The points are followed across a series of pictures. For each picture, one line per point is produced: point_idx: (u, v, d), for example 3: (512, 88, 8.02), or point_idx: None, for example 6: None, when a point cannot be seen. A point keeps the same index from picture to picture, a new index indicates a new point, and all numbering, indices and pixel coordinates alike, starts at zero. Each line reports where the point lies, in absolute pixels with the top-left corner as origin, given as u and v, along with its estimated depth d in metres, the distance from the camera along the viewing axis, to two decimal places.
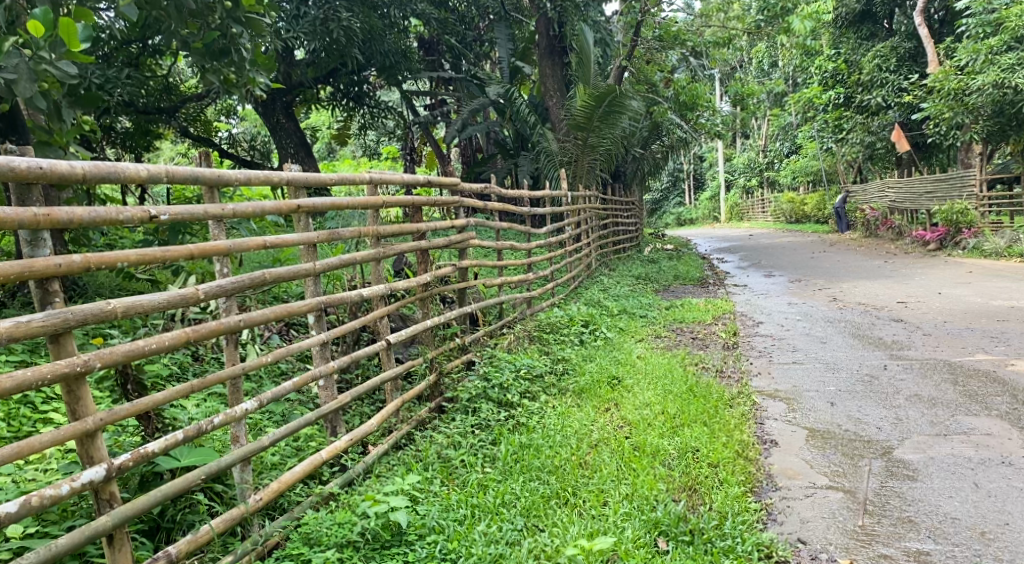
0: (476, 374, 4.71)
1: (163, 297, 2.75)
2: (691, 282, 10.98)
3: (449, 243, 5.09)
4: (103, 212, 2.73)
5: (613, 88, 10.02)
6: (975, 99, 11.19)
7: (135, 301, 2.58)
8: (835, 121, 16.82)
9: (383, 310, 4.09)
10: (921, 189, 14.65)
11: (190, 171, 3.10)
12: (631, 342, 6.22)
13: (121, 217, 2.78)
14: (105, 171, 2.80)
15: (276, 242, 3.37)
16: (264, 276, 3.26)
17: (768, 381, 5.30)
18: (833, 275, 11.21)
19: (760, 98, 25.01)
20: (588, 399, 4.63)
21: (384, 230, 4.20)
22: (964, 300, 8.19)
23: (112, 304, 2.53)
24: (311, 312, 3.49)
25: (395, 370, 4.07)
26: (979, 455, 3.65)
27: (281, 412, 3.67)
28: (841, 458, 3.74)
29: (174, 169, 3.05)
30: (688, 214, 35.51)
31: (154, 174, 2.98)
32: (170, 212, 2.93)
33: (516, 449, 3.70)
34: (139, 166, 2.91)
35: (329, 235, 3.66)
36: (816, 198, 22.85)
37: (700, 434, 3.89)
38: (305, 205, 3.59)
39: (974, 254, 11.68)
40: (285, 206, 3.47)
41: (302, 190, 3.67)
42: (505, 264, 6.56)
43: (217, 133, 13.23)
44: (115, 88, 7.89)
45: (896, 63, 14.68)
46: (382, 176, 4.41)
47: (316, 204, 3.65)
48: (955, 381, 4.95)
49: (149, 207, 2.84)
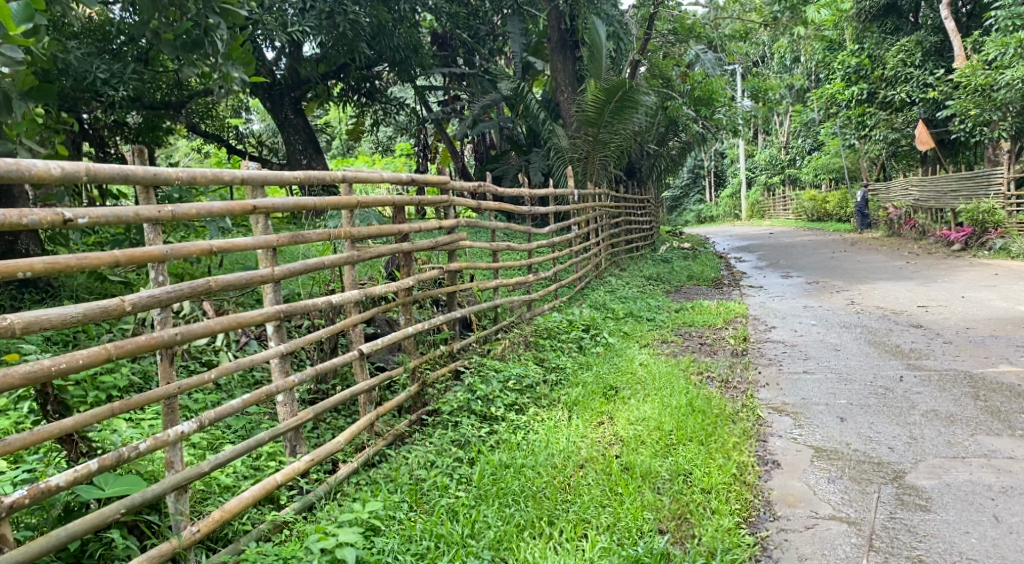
0: (462, 384, 4.45)
1: (76, 310, 2.55)
2: (704, 282, 10.65)
3: (435, 245, 4.82)
4: (4, 215, 2.47)
5: (623, 82, 9.72)
6: (1003, 95, 10.76)
7: (38, 316, 2.41)
8: (858, 117, 16.37)
9: (354, 318, 3.82)
10: (946, 186, 14.20)
11: (118, 170, 2.84)
12: (634, 349, 5.94)
13: (26, 221, 2.52)
14: (5, 170, 2.54)
15: (224, 247, 3.12)
16: (210, 283, 3.01)
17: (775, 393, 5.00)
18: (853, 276, 10.84)
19: (781, 93, 24.52)
20: (579, 412, 4.37)
21: (359, 231, 3.93)
22: (990, 305, 7.81)
23: (9, 319, 2.35)
24: (267, 321, 3.25)
25: (368, 382, 3.82)
26: (1000, 482, 3.34)
27: (245, 426, 3.47)
28: (847, 483, 3.44)
29: (98, 167, 2.79)
30: (708, 211, 34.94)
31: (72, 172, 2.72)
32: (90, 215, 2.67)
33: (493, 469, 3.44)
34: (50, 163, 2.65)
35: (290, 237, 3.40)
36: (838, 197, 22.38)
37: (695, 455, 3.62)
38: (263, 205, 3.34)
39: (1001, 254, 11.26)
40: (236, 206, 3.22)
41: (259, 189, 3.42)
42: (502, 266, 6.31)
43: (227, 130, 13.10)
44: (121, 84, 7.64)
45: (921, 58, 14.25)
46: (359, 174, 4.14)
47: (274, 204, 3.39)
48: (976, 396, 4.62)
49: (62, 210, 2.59)
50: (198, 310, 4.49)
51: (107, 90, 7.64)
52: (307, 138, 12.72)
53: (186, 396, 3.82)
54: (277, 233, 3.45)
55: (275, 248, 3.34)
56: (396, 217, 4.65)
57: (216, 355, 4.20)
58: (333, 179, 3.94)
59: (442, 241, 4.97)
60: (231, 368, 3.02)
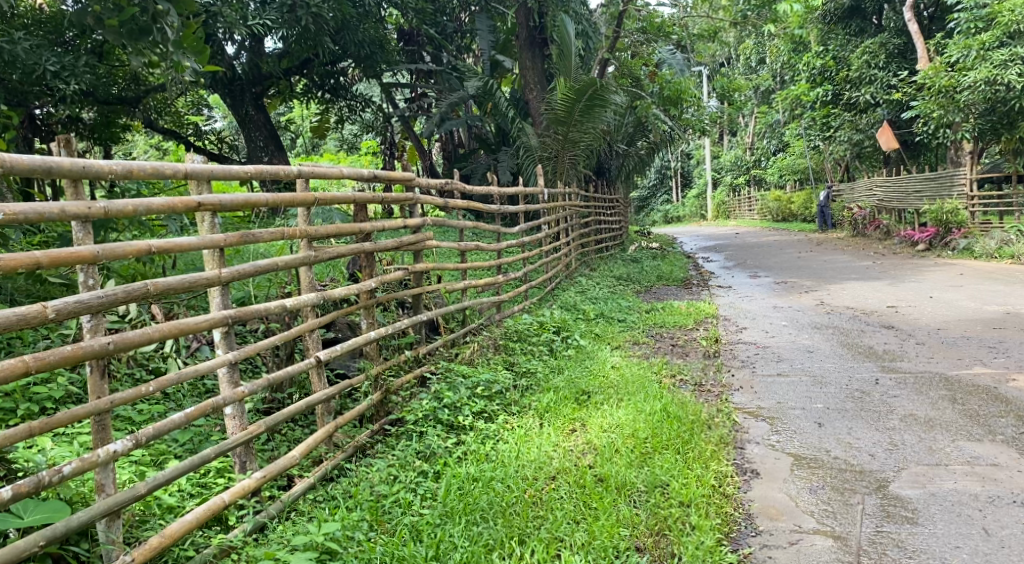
0: (427, 392, 4.25)
1: None
2: (674, 283, 10.55)
3: (399, 245, 4.59)
4: None
5: (593, 81, 9.58)
6: (966, 97, 10.79)
7: None
8: (823, 118, 16.45)
9: (311, 323, 3.59)
10: (911, 187, 14.30)
11: (41, 161, 2.59)
12: (606, 351, 5.79)
13: None
14: None
15: (163, 247, 2.89)
16: (148, 288, 2.78)
17: (750, 396, 4.87)
18: (821, 276, 10.81)
19: (747, 94, 24.65)
20: (551, 419, 4.19)
21: (316, 230, 3.69)
22: (958, 305, 7.79)
23: None
24: (213, 328, 3.01)
25: (326, 392, 3.60)
26: (987, 491, 3.23)
27: (193, 440, 3.25)
28: (830, 494, 3.31)
29: (17, 158, 2.54)
30: (675, 211, 35.01)
31: None
32: (6, 213, 2.44)
33: (460, 483, 3.25)
34: None
35: (238, 237, 3.16)
36: (803, 197, 22.53)
37: (672, 464, 3.46)
38: (208, 202, 3.09)
39: (965, 255, 11.33)
40: (179, 203, 2.97)
41: (205, 184, 3.17)
42: (469, 267, 6.11)
43: (186, 126, 12.73)
44: (73, 77, 7.26)
45: (885, 60, 14.31)
46: (316, 169, 3.89)
47: (221, 200, 3.15)
48: (954, 399, 4.53)
49: None
50: (146, 313, 4.24)
51: (56, 83, 7.25)
52: (268, 135, 12.38)
53: (129, 406, 3.56)
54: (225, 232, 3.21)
55: (222, 248, 3.10)
56: (358, 216, 4.41)
57: (164, 362, 3.94)
58: (289, 174, 3.70)
59: (407, 240, 4.74)
60: (171, 380, 2.78)
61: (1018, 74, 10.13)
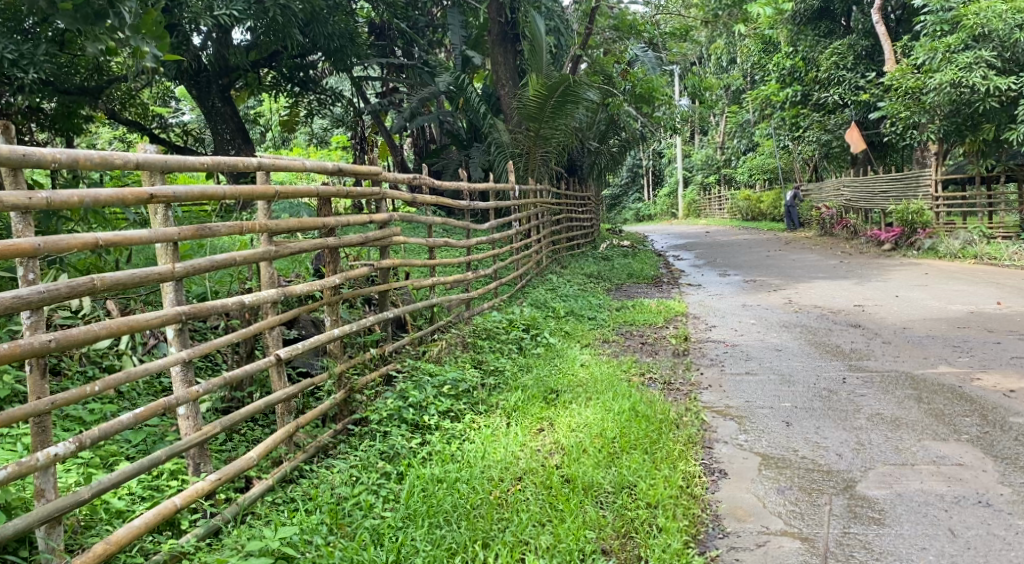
0: (393, 391, 4.16)
1: None
2: (644, 281, 10.55)
3: (364, 241, 4.49)
4: None
5: (565, 77, 9.53)
6: (932, 99, 10.93)
7: None
8: (793, 119, 16.60)
9: (271, 320, 3.49)
10: (877, 187, 14.47)
11: None
12: (575, 349, 5.74)
13: None
14: None
15: (111, 240, 2.77)
16: (96, 282, 2.66)
17: (719, 395, 4.85)
18: (789, 274, 10.91)
19: (717, 93, 24.79)
20: (518, 418, 4.13)
21: (278, 224, 3.58)
22: (923, 305, 7.88)
23: None
24: (167, 325, 2.89)
25: (287, 391, 3.51)
26: (952, 491, 3.23)
27: (146, 441, 3.13)
28: (798, 494, 3.29)
29: None
30: (646, 210, 35.18)
31: None
32: None
33: (423, 484, 3.18)
34: None
35: (194, 230, 3.04)
36: (772, 196, 22.74)
37: (640, 465, 3.42)
38: (161, 193, 2.98)
39: (929, 255, 11.49)
40: (129, 194, 2.86)
41: (158, 175, 3.06)
42: (437, 263, 6.02)
43: (151, 118, 12.47)
44: (31, 66, 7.02)
45: (853, 61, 14.47)
46: (276, 161, 3.77)
47: (175, 192, 3.04)
48: (920, 398, 4.55)
49: None
50: (101, 310, 4.09)
51: (15, 72, 7.02)
52: (235, 128, 12.16)
53: (80, 404, 3.43)
54: (179, 225, 3.09)
55: (176, 242, 2.99)
56: (321, 210, 4.29)
57: (118, 359, 3.80)
58: (248, 166, 3.58)
59: (373, 236, 4.64)
60: (119, 380, 2.66)
61: (982, 77, 10.26)
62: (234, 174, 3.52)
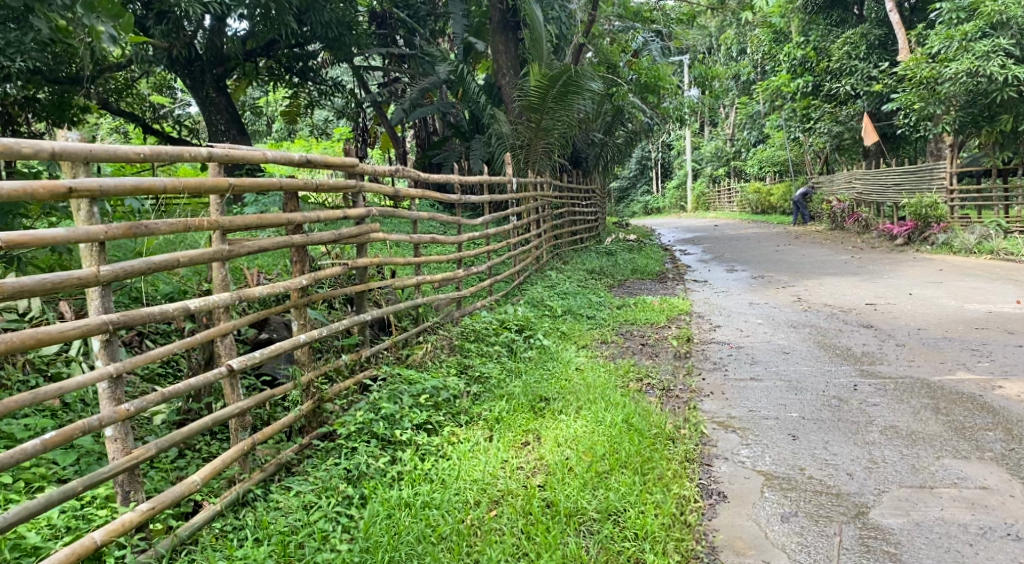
0: (366, 401, 3.85)
1: None
2: (648, 277, 10.22)
3: (338, 237, 4.16)
4: None
5: (568, 67, 9.21)
6: (947, 89, 10.49)
7: None
8: (803, 110, 16.15)
9: (224, 326, 3.21)
10: (890, 180, 14.04)
11: None
12: (570, 351, 5.42)
13: None
14: None
15: (17, 240, 2.50)
16: None
17: (721, 404, 4.51)
18: (798, 270, 10.52)
19: (726, 84, 24.30)
20: (502, 430, 3.81)
21: (231, 221, 3.28)
22: (938, 303, 7.51)
23: None
24: (89, 335, 2.63)
25: (240, 404, 3.23)
26: (977, 521, 2.94)
27: (83, 461, 2.89)
28: (804, 522, 3.00)
29: None
30: (655, 203, 34.70)
31: None
32: None
33: (387, 511, 2.91)
34: None
35: (125, 228, 2.78)
36: (782, 189, 22.27)
37: (629, 487, 3.13)
38: (81, 186, 2.68)
39: (943, 249, 11.07)
40: (41, 187, 2.57)
41: (81, 165, 2.76)
42: (424, 261, 5.68)
43: (146, 109, 12.20)
44: (18, 54, 6.65)
45: (865, 51, 14.03)
46: (234, 150, 3.45)
47: (100, 184, 2.74)
48: (936, 408, 4.22)
49: None
50: (53, 310, 3.81)
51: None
52: (230, 118, 11.85)
53: (19, 419, 3.17)
54: (107, 222, 2.80)
55: (101, 241, 2.71)
56: (289, 204, 3.97)
57: (66, 367, 3.53)
58: (196, 156, 3.20)
59: (347, 232, 4.30)
60: (24, 401, 2.45)
61: (1000, 66, 9.84)
62: (180, 163, 3.13)
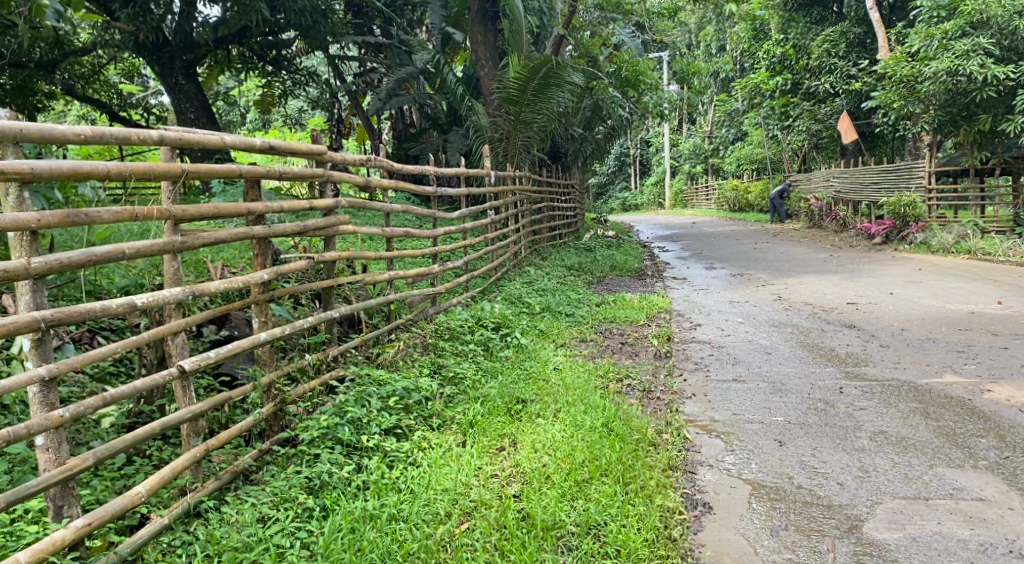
0: (331, 403, 3.62)
1: None
2: (628, 274, 10.05)
3: (304, 229, 3.92)
4: None
5: (548, 59, 8.97)
6: (927, 88, 10.40)
7: None
8: (781, 108, 16.07)
9: (175, 324, 2.97)
10: (868, 179, 14.01)
11: None
12: (548, 350, 5.22)
13: None
14: None
15: None
16: None
17: (704, 407, 4.33)
18: (777, 268, 10.40)
19: (705, 81, 24.19)
20: (475, 435, 3.60)
21: (184, 210, 3.04)
22: (919, 303, 7.41)
23: None
24: (18, 334, 2.39)
25: (193, 408, 2.99)
26: (976, 537, 2.82)
27: (17, 472, 2.65)
28: (794, 537, 2.85)
29: None
30: (633, 200, 34.62)
31: None
32: None
33: (350, 526, 2.70)
34: None
35: (61, 216, 2.54)
36: (760, 187, 22.23)
37: (610, 500, 2.94)
38: (9, 168, 2.45)
39: (921, 249, 11.01)
40: None
41: (12, 146, 2.52)
42: (396, 255, 5.44)
43: (113, 96, 11.77)
44: None
45: (845, 49, 13.96)
46: (190, 133, 3.20)
47: (31, 167, 2.51)
48: (926, 412, 4.09)
49: None
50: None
51: None
52: (200, 106, 11.46)
53: None
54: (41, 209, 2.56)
55: (32, 230, 2.47)
56: (252, 193, 3.72)
57: (6, 365, 3.26)
58: (144, 139, 2.95)
59: (314, 224, 4.06)
60: None
61: (980, 65, 9.78)
62: (127, 146, 2.89)
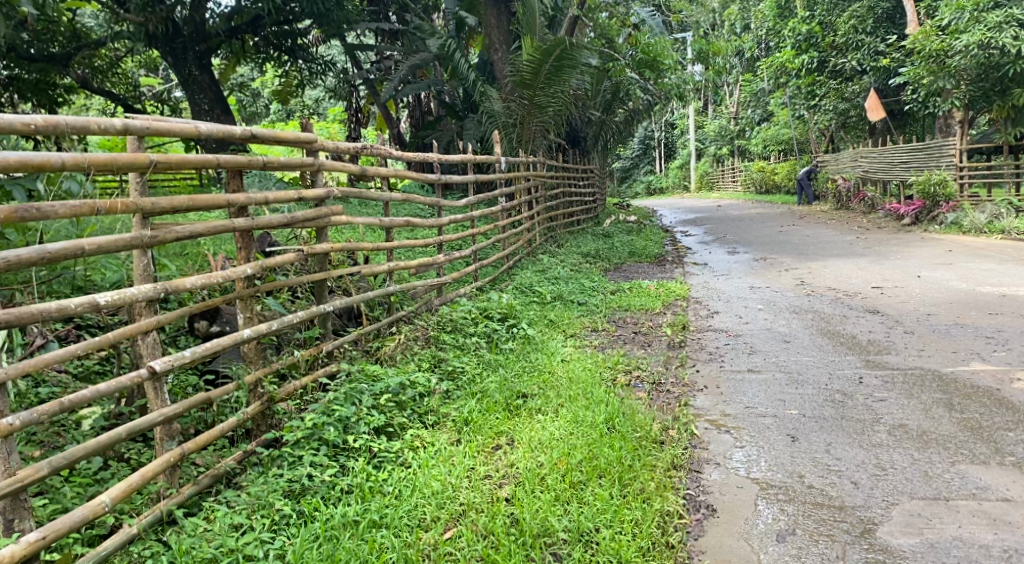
0: (321, 402, 3.48)
1: None
2: (646, 259, 9.82)
3: (292, 221, 3.78)
4: None
5: (561, 40, 8.73)
6: (958, 61, 9.98)
7: None
8: (807, 87, 15.62)
9: (144, 322, 2.85)
10: (897, 158, 13.60)
11: None
12: (557, 342, 5.04)
13: None
14: None
15: None
16: None
17: (715, 400, 4.13)
18: (802, 252, 10.10)
19: (730, 61, 23.66)
20: (470, 434, 3.44)
21: (153, 203, 2.91)
22: (948, 286, 7.12)
23: None
24: None
25: (167, 410, 2.86)
26: (1000, 541, 2.62)
27: None
28: (802, 543, 2.67)
29: None
30: (658, 183, 34.13)
31: None
32: None
33: (327, 535, 2.58)
34: None
35: (7, 212, 2.45)
36: (787, 167, 21.75)
37: (604, 505, 2.78)
38: None
39: (952, 229, 10.62)
40: None
41: None
42: (399, 245, 5.28)
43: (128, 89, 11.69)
44: None
45: (873, 24, 13.47)
46: (159, 121, 3.05)
47: None
48: (949, 404, 3.85)
49: None
50: None
51: None
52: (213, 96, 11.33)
53: None
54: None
55: None
56: (235, 183, 3.58)
57: None
58: (106, 127, 2.81)
59: (303, 215, 3.92)
60: None
61: (1013, 37, 9.36)
62: (87, 136, 2.76)
